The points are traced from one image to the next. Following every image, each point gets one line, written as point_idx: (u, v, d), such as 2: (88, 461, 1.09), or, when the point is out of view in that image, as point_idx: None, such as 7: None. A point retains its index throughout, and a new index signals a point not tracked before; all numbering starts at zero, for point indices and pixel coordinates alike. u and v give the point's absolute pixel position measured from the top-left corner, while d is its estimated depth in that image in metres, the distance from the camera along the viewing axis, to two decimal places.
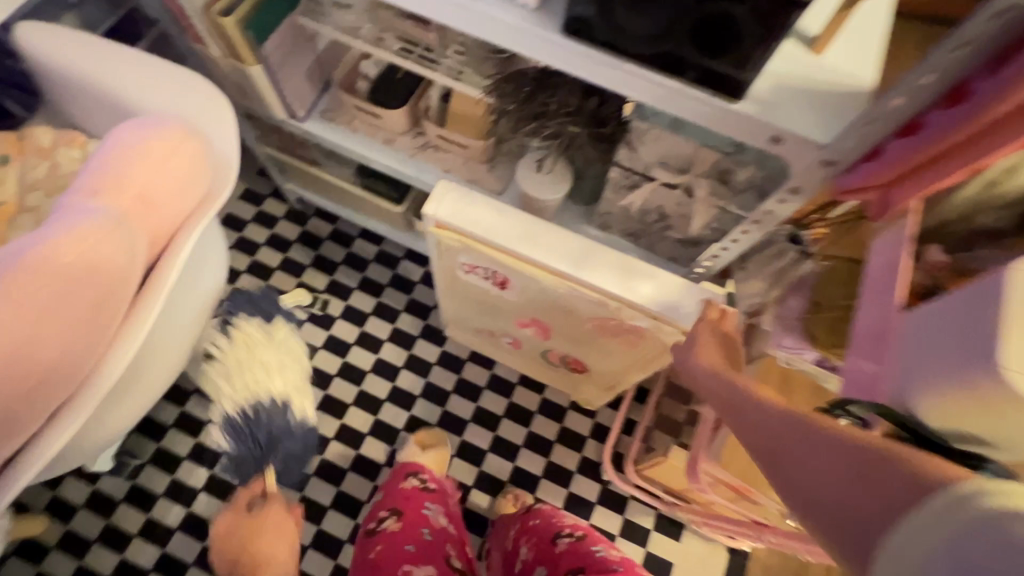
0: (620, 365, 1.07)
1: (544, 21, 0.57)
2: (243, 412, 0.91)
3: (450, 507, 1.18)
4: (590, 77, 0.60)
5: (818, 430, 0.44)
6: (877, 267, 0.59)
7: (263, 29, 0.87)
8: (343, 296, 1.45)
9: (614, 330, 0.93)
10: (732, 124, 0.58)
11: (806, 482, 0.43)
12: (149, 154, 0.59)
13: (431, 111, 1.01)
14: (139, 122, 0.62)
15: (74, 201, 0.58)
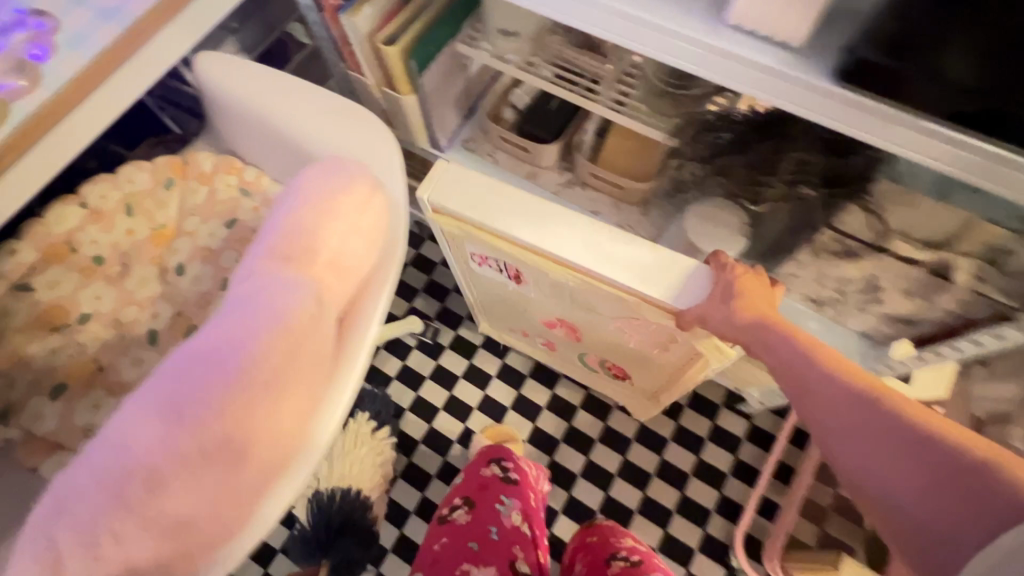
0: (668, 375, 0.96)
1: (808, 63, 0.47)
2: (330, 493, 1.21)
3: (530, 502, 1.02)
4: (852, 132, 0.49)
5: (874, 430, 0.53)
6: None
7: (425, 58, 0.82)
8: (453, 326, 1.39)
9: (643, 331, 0.80)
10: None
11: (863, 475, 0.53)
12: (342, 210, 0.55)
13: (584, 146, 0.91)
14: (321, 172, 0.57)
15: (264, 270, 0.53)
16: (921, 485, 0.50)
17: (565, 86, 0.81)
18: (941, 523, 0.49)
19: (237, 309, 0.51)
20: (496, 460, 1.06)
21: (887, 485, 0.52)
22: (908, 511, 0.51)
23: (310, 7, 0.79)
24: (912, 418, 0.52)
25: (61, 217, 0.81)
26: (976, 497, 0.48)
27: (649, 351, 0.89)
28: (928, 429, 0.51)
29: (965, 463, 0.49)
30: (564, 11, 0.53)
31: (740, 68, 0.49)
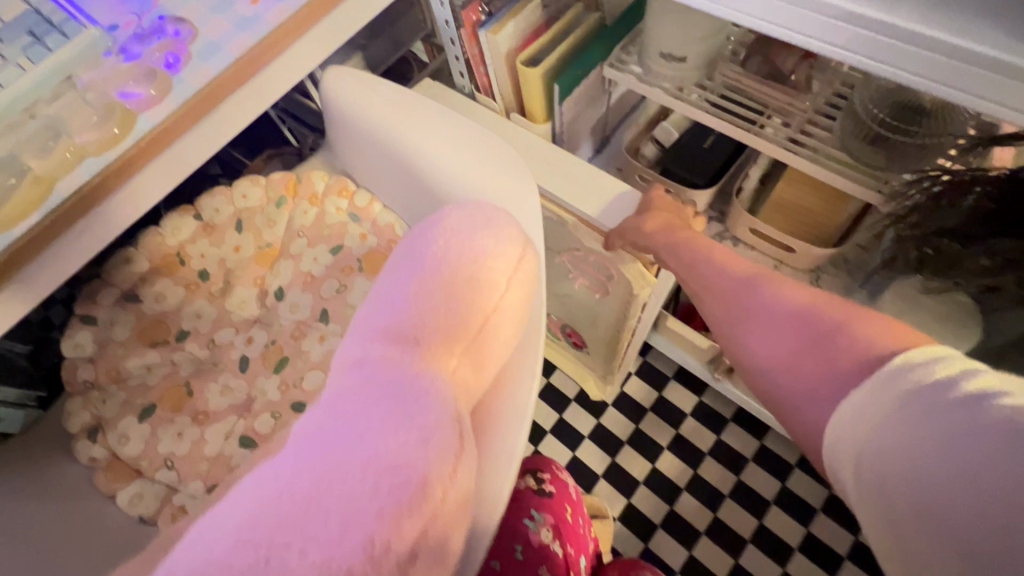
0: (613, 325, 0.91)
1: None
2: None
3: (573, 522, 0.79)
4: None
5: (773, 307, 0.50)
6: None
7: (571, 81, 0.70)
8: (545, 372, 1.26)
9: (595, 270, 0.80)
10: None
11: (759, 348, 0.50)
12: (492, 273, 0.46)
13: (744, 194, 0.75)
14: (461, 229, 0.48)
15: (392, 355, 0.43)
16: (788, 345, 0.47)
17: (738, 124, 0.65)
18: (808, 390, 0.45)
19: (358, 424, 0.38)
20: (530, 470, 0.82)
21: (782, 360, 0.48)
22: (774, 379, 0.48)
23: (448, 22, 0.70)
24: (785, 289, 0.50)
25: (176, 228, 0.78)
26: (834, 348, 0.44)
27: (595, 298, 0.86)
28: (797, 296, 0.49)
29: (828, 322, 0.46)
30: (817, 37, 0.43)
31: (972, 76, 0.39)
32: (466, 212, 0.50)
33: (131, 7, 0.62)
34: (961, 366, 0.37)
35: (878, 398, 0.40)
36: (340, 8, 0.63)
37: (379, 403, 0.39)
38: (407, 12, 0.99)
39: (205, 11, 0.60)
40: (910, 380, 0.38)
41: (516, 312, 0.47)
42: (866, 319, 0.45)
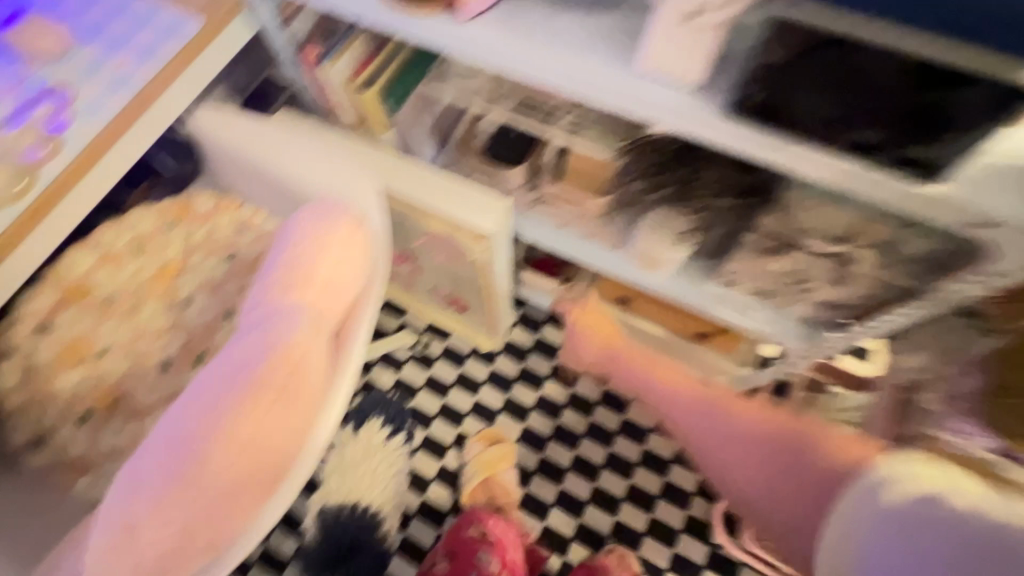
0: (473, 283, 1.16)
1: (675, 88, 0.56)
2: (335, 508, 1.30)
3: (509, 555, 1.22)
4: (702, 139, 0.58)
5: (780, 458, 0.85)
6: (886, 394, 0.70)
7: (397, 98, 0.94)
8: (442, 338, 1.48)
9: (444, 249, 1.04)
10: (937, 210, 0.52)
11: (744, 488, 0.88)
12: (326, 244, 0.67)
13: (546, 167, 1.01)
14: (312, 215, 0.69)
15: (271, 298, 0.66)
16: (789, 488, 0.83)
17: (525, 116, 0.88)
18: (778, 516, 0.85)
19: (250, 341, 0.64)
20: (475, 523, 1.24)
21: (762, 479, 0.86)
22: (766, 507, 0.87)
23: (290, 60, 0.90)
24: (769, 435, 0.87)
25: (78, 263, 0.90)
26: (820, 477, 0.81)
27: (456, 266, 1.11)
28: (701, 398, 1.03)
29: (798, 444, 0.86)
30: (512, 66, 0.63)
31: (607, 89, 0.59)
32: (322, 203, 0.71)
33: (7, 79, 0.74)
34: (905, 478, 0.64)
35: (861, 507, 0.67)
36: (200, 62, 0.78)
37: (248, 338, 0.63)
38: (258, 46, 1.14)
39: (80, 76, 0.74)
40: (879, 504, 0.65)
41: (345, 270, 0.67)
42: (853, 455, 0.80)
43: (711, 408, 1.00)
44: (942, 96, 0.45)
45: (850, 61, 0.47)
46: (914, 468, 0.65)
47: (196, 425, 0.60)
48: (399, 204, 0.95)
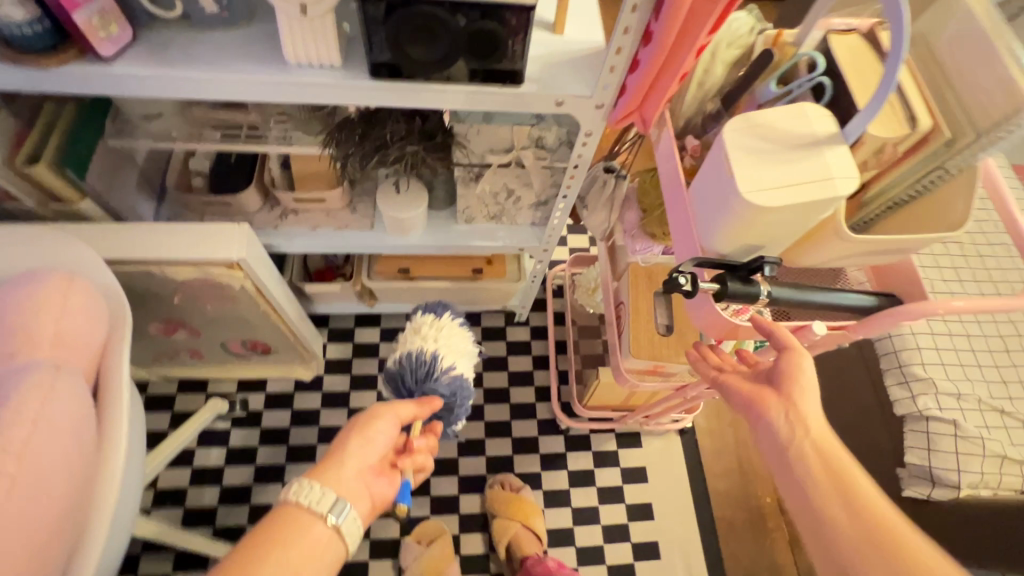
0: (258, 315, 1.16)
1: (318, 71, 0.69)
2: (398, 361, 0.87)
3: None
4: (359, 103, 0.72)
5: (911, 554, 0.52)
6: (666, 171, 0.76)
7: (79, 163, 0.87)
8: (259, 389, 1.46)
9: (209, 292, 1.03)
10: (527, 103, 0.74)
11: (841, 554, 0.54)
12: (43, 299, 0.66)
13: (277, 181, 1.08)
14: (16, 285, 0.67)
15: None
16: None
17: (231, 140, 0.92)
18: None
19: None
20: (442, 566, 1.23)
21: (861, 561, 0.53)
22: None
23: None
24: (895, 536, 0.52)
25: None
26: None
27: (232, 307, 1.11)
28: (828, 480, 0.55)
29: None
30: (170, 89, 0.68)
31: (263, 85, 0.69)
32: (27, 274, 0.68)
33: None
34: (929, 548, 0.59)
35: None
36: None
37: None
38: None
39: None
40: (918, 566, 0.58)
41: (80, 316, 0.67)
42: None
43: (835, 477, 0.55)
44: (490, 25, 0.64)
45: (408, 12, 0.63)
46: (750, 139, 0.62)
47: None
48: (135, 265, 0.91)
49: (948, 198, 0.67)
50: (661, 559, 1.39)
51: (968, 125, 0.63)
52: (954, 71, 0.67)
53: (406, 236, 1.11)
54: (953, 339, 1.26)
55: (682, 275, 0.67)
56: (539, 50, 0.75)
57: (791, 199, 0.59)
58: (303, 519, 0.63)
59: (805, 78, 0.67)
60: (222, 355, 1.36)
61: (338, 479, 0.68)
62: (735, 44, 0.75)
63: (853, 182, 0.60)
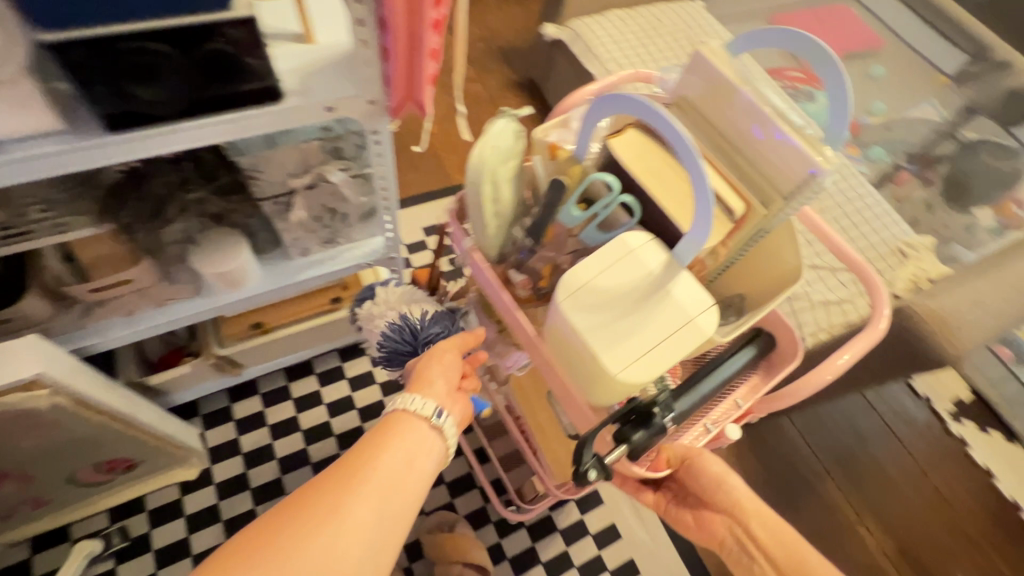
0: (100, 430, 1.02)
1: (43, 141, 0.62)
2: (386, 332, 0.90)
3: None
4: (111, 161, 0.66)
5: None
6: (521, 329, 0.79)
7: None
8: (138, 509, 1.29)
9: (19, 425, 0.88)
10: (297, 116, 0.72)
11: None
12: None
13: (65, 277, 0.94)
14: None
15: None
16: None
17: None
18: None
19: None
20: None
21: None
22: None
23: None
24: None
25: None
26: None
27: (62, 432, 0.96)
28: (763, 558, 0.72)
29: None
30: None
31: None
32: None
33: None
34: None
35: None
36: None
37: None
38: None
39: None
40: None
41: None
42: None
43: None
44: (219, 46, 0.62)
45: (119, 52, 0.59)
46: (592, 314, 0.66)
47: None
48: None
49: (777, 253, 0.71)
50: (607, 503, 1.46)
51: (772, 193, 0.67)
52: (729, 131, 0.69)
53: (240, 288, 1.04)
54: None
55: (590, 468, 0.70)
56: (292, 63, 0.73)
57: (654, 355, 0.65)
58: (407, 426, 0.68)
59: (608, 201, 0.68)
60: (73, 491, 1.17)
61: (408, 428, 0.68)
62: (506, 159, 0.74)
63: (705, 306, 0.67)
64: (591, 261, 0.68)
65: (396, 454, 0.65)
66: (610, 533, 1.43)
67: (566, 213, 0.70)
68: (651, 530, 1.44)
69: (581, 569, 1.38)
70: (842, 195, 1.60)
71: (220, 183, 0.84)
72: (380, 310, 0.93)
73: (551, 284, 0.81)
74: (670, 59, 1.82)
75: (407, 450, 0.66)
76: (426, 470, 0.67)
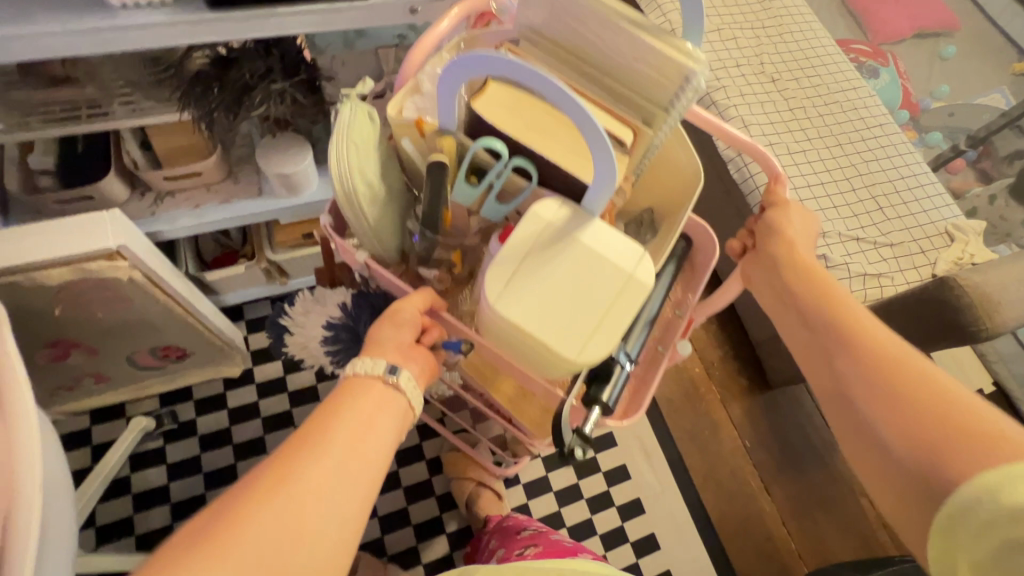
0: (163, 314, 1.09)
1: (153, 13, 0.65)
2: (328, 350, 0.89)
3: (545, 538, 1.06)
4: (210, 38, 0.69)
5: (901, 400, 0.53)
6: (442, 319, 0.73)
7: None
8: (185, 398, 1.39)
9: (98, 293, 0.94)
10: (382, 16, 0.74)
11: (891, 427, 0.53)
12: None
13: (140, 163, 0.99)
14: None
15: None
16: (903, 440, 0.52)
17: (69, 121, 0.85)
18: (901, 443, 0.52)
19: None
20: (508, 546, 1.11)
21: (898, 423, 0.52)
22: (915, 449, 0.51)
23: None
24: (896, 407, 0.53)
25: None
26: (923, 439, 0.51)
27: (130, 309, 1.03)
28: (892, 382, 0.54)
29: (936, 427, 0.50)
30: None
31: (100, 36, 0.65)
32: None
33: None
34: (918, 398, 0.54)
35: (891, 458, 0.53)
36: None
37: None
38: None
39: None
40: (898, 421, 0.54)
41: None
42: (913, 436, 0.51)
43: (887, 367, 0.55)
44: None
45: None
46: (526, 298, 0.62)
47: None
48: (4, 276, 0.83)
49: (670, 154, 0.74)
50: (620, 445, 1.53)
51: (651, 107, 0.63)
52: (598, 59, 0.62)
53: (302, 194, 1.08)
54: (811, 190, 1.52)
55: (576, 445, 0.66)
56: None
57: (601, 324, 0.61)
58: (364, 388, 0.61)
59: (499, 168, 0.61)
60: (131, 371, 1.26)
61: (360, 393, 0.61)
62: (364, 147, 0.68)
63: (636, 257, 0.63)
64: (506, 263, 0.62)
65: (357, 413, 0.59)
66: (620, 473, 1.49)
67: (459, 192, 0.64)
68: (658, 475, 1.51)
69: (589, 501, 1.45)
70: (896, 171, 1.58)
71: (303, 80, 0.87)
72: (307, 316, 0.92)
73: (463, 265, 0.79)
74: (733, 16, 1.78)
75: (366, 411, 0.60)
76: (385, 429, 0.60)
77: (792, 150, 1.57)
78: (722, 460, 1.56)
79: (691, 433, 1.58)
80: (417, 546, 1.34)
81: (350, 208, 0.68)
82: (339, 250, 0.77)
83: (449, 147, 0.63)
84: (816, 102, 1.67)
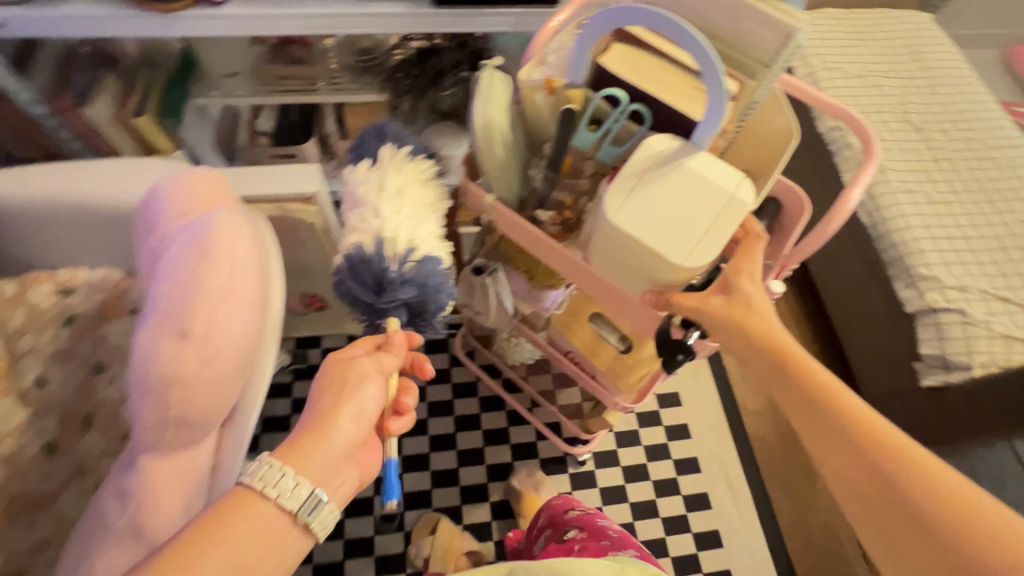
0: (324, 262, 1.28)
1: (392, 7, 0.83)
2: (357, 274, 0.71)
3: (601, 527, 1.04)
4: (426, 30, 0.86)
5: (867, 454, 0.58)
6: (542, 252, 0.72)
7: (174, 114, 1.01)
8: (316, 345, 1.59)
9: (286, 232, 1.15)
10: None
11: (857, 478, 0.59)
12: (204, 185, 0.67)
13: (333, 135, 1.20)
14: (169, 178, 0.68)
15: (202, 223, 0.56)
16: (869, 490, 0.58)
17: (297, 92, 1.07)
18: (870, 493, 0.58)
19: (178, 258, 0.54)
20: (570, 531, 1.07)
21: (863, 475, 0.58)
22: (880, 499, 0.57)
23: (47, 114, 0.92)
24: (861, 462, 0.58)
25: None
26: (889, 492, 0.57)
27: (301, 253, 1.24)
28: (854, 448, 0.59)
29: (894, 482, 0.56)
30: (277, 27, 0.83)
31: (350, 21, 0.84)
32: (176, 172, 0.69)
33: None
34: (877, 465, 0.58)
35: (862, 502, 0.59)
36: None
37: (173, 279, 0.53)
38: None
39: None
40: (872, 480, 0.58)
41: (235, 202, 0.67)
42: (873, 485, 0.58)
43: (857, 434, 0.59)
44: None
45: None
46: (637, 221, 0.59)
47: (189, 349, 0.50)
48: None
49: (766, 118, 0.68)
50: (703, 472, 1.49)
51: (755, 64, 0.60)
52: (714, 25, 0.61)
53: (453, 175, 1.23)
54: (951, 242, 1.43)
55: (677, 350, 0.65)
56: None
57: (699, 233, 0.58)
58: (243, 516, 0.53)
59: (616, 115, 0.60)
60: (283, 313, 1.48)
61: (247, 517, 0.53)
62: (499, 107, 0.68)
63: (739, 178, 0.59)
64: (616, 183, 0.60)
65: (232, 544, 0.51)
66: (699, 500, 1.46)
67: (579, 138, 0.62)
68: (741, 511, 1.45)
69: (663, 521, 1.43)
70: None
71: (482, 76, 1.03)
72: (373, 232, 0.73)
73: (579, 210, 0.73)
74: (880, 65, 1.75)
75: (255, 537, 0.52)
76: (271, 558, 0.53)
77: (933, 200, 1.49)
78: (816, 512, 1.47)
79: (782, 477, 1.51)
80: (490, 522, 1.40)
81: (485, 162, 0.69)
82: (468, 197, 0.76)
83: (578, 97, 0.62)
84: (967, 156, 1.58)
